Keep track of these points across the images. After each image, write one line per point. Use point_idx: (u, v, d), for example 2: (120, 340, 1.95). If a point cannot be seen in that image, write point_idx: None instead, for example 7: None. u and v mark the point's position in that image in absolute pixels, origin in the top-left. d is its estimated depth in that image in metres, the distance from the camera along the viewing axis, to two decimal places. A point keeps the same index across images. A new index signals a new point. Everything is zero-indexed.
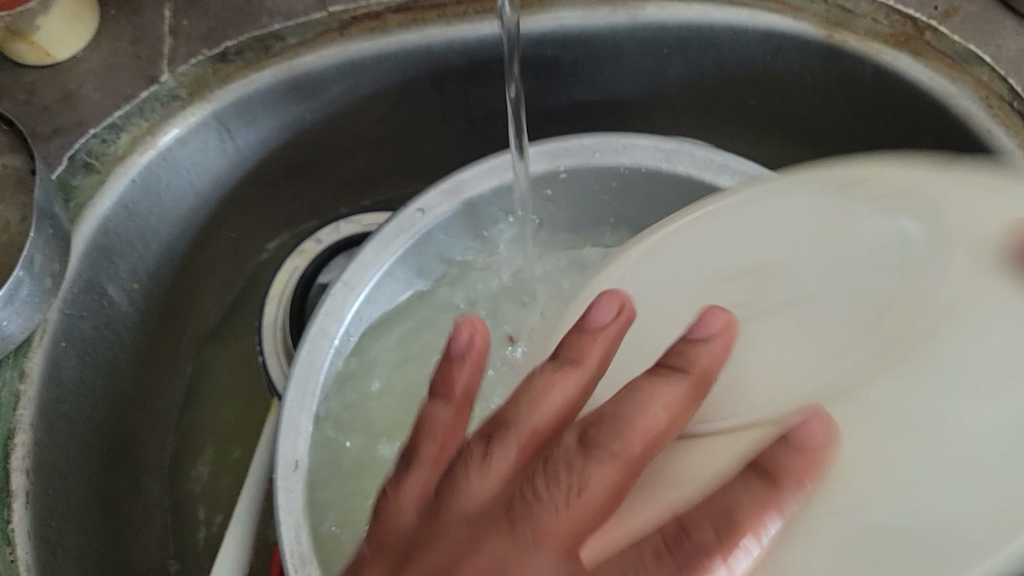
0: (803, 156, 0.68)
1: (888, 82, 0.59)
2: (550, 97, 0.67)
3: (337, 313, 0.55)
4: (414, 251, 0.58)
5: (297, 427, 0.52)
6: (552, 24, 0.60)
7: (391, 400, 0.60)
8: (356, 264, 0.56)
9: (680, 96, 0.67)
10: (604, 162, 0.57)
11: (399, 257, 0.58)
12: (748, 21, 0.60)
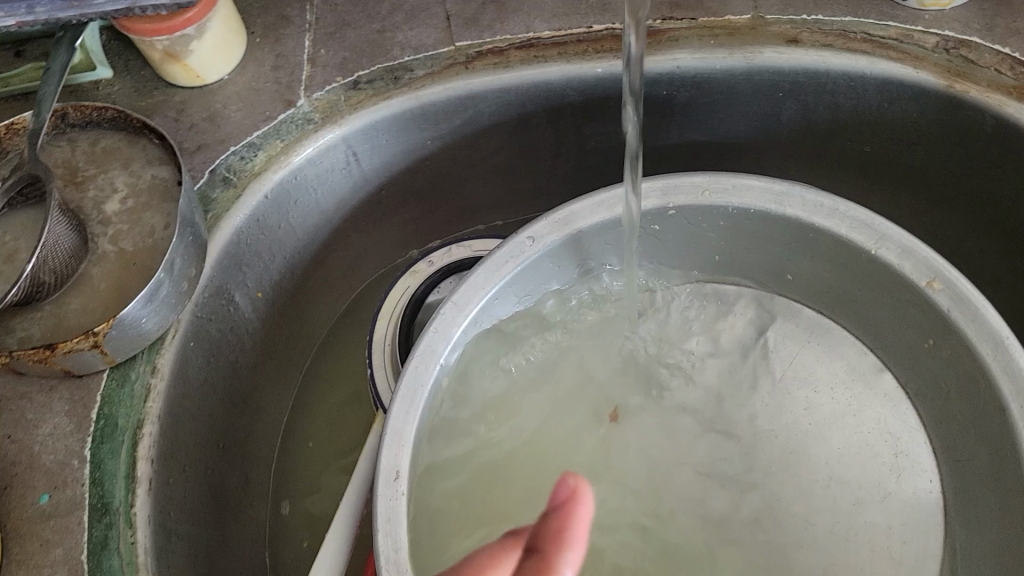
0: (913, 206, 0.68)
1: (1009, 135, 0.58)
2: (660, 136, 0.68)
3: (446, 332, 0.58)
4: (522, 278, 0.60)
5: (403, 438, 0.54)
6: (670, 64, 0.62)
7: (490, 421, 0.62)
8: (466, 287, 0.58)
9: (791, 140, 0.68)
10: (715, 203, 0.58)
11: (507, 283, 0.60)
12: (867, 70, 0.60)
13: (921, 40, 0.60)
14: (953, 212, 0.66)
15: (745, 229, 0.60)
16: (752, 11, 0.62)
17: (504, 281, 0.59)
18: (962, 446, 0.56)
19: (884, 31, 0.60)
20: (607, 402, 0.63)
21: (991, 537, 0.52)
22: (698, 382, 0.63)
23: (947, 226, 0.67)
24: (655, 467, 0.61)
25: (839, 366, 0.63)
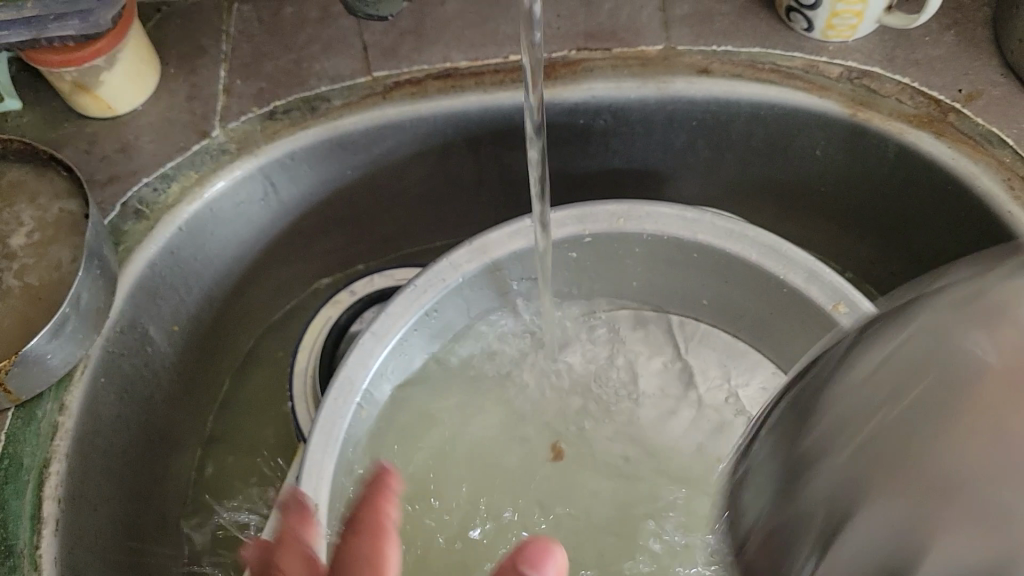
0: (826, 230, 0.71)
1: (910, 161, 0.62)
2: (582, 162, 0.70)
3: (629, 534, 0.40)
4: (404, 346, 0.59)
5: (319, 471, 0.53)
6: (584, 94, 0.64)
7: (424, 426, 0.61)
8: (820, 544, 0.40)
9: (724, 167, 0.70)
10: (708, 243, 0.56)
11: (389, 354, 0.58)
12: (774, 98, 0.63)
13: (826, 70, 0.63)
14: (861, 231, 0.69)
15: (727, 271, 0.58)
16: (663, 42, 0.64)
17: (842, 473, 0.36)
18: None
19: (790, 63, 0.63)
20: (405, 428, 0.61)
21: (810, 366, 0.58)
22: None
23: (858, 249, 0.71)
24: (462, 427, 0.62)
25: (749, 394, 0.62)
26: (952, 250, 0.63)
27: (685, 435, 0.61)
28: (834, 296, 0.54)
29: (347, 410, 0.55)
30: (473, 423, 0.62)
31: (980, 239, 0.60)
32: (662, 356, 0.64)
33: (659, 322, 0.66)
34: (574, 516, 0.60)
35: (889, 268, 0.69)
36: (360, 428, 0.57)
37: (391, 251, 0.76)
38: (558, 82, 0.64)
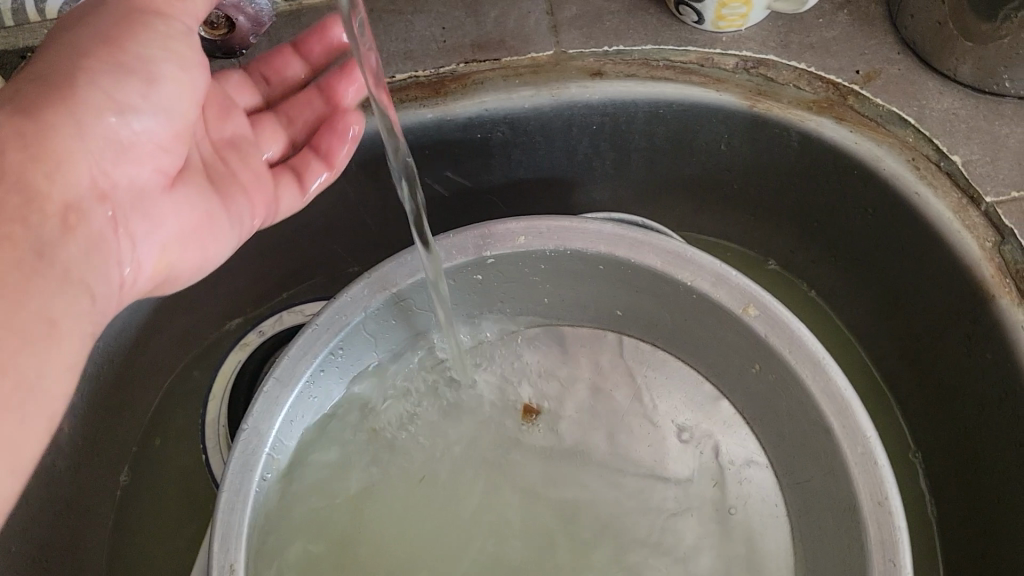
0: (744, 222, 0.70)
1: (814, 148, 0.60)
2: (487, 176, 0.67)
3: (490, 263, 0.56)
4: (310, 388, 0.55)
5: (232, 533, 0.49)
6: (477, 107, 0.62)
7: (341, 471, 0.58)
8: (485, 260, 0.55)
9: (632, 168, 0.68)
10: (613, 254, 0.54)
11: (296, 398, 0.54)
12: (672, 95, 0.61)
13: (721, 62, 0.61)
14: (779, 221, 0.67)
15: (635, 281, 0.56)
16: (554, 46, 0.62)
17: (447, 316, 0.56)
18: (799, 466, 0.54)
19: (685, 57, 0.61)
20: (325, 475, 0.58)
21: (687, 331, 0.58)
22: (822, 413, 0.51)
23: (776, 239, 0.69)
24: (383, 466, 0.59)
25: (676, 400, 0.60)
26: (863, 236, 0.61)
27: (614, 451, 0.59)
28: (741, 298, 0.52)
29: (257, 462, 0.52)
30: (397, 463, 0.59)
31: (895, 223, 0.58)
32: (584, 372, 0.62)
33: (580, 337, 0.63)
34: (506, 548, 0.57)
35: (809, 257, 0.68)
36: (271, 478, 0.53)
37: (299, 287, 0.73)
38: (449, 98, 0.61)
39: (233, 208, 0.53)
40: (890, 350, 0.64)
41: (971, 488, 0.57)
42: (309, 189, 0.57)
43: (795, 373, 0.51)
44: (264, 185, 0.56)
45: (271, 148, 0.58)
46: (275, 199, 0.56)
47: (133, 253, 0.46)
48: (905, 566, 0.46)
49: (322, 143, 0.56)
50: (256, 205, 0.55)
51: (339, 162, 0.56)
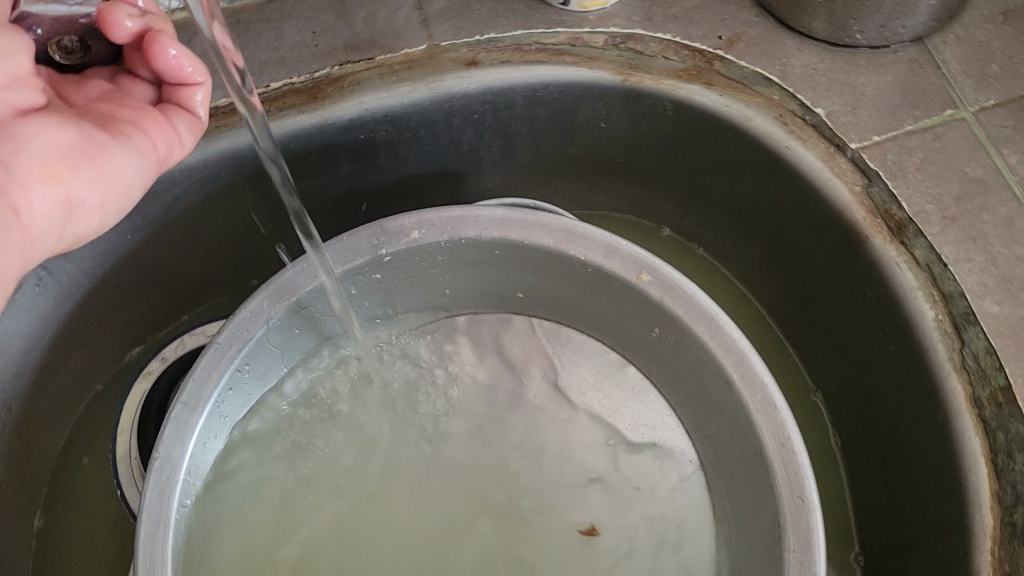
0: (632, 193, 0.71)
1: (688, 114, 0.62)
2: (376, 176, 0.67)
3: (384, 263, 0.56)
4: (219, 408, 0.55)
5: (158, 561, 0.49)
6: (357, 108, 0.61)
7: (262, 487, 0.57)
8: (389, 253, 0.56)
9: (518, 152, 0.69)
10: (506, 237, 0.55)
11: (206, 420, 0.54)
12: (546, 77, 0.62)
13: (590, 40, 0.62)
14: (665, 189, 0.69)
15: (530, 261, 0.57)
16: (426, 40, 0.62)
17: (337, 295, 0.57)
18: (706, 422, 0.56)
19: (555, 39, 0.62)
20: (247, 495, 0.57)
21: (578, 304, 0.60)
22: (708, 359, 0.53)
23: (665, 207, 0.71)
24: (304, 477, 0.58)
25: (585, 372, 0.62)
26: (744, 194, 0.64)
27: (530, 429, 0.60)
28: (633, 264, 0.53)
29: (173, 490, 0.51)
30: (319, 470, 0.59)
31: (771, 178, 0.61)
32: (494, 358, 0.62)
33: (487, 321, 0.64)
34: (439, 535, 0.58)
35: (698, 220, 0.70)
36: (190, 503, 0.53)
37: (196, 309, 0.71)
38: (327, 101, 0.61)
39: (124, 134, 0.50)
40: (783, 300, 0.67)
41: (868, 419, 0.59)
42: (200, 111, 0.53)
43: (692, 331, 0.52)
44: (153, 116, 0.52)
45: (144, 90, 0.54)
46: (171, 129, 0.52)
47: (21, 181, 0.45)
48: (812, 500, 0.48)
49: (160, 67, 0.50)
50: (154, 132, 0.51)
51: (202, 72, 0.52)
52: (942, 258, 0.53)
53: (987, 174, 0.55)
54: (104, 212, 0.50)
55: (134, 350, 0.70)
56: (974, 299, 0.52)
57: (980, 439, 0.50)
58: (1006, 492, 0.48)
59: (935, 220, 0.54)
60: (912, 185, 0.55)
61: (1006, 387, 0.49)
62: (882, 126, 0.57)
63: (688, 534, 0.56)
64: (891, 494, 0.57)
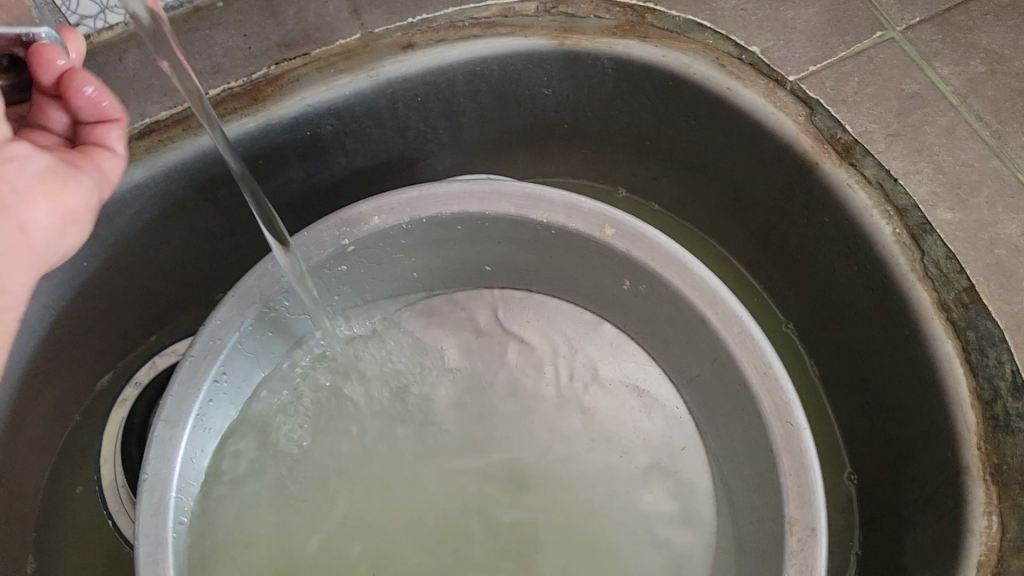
0: (583, 156, 0.72)
1: (627, 69, 0.62)
2: (328, 173, 0.67)
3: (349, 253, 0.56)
4: (201, 422, 0.54)
5: None
6: (300, 105, 0.61)
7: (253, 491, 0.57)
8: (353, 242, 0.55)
9: (466, 131, 0.69)
10: (467, 211, 0.55)
11: (189, 435, 0.53)
12: (484, 51, 0.62)
13: (523, 9, 0.63)
14: (614, 148, 0.70)
15: (494, 232, 0.57)
16: (359, 29, 0.62)
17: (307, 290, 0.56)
18: (688, 365, 0.57)
19: (487, 12, 0.63)
20: (241, 502, 0.56)
21: (545, 268, 0.60)
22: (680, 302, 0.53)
23: (618, 166, 0.72)
24: (296, 478, 0.58)
25: (561, 334, 0.62)
26: (692, 141, 0.65)
27: (515, 399, 0.60)
28: (595, 220, 0.54)
29: (167, 509, 0.51)
30: (309, 469, 0.58)
31: (717, 121, 0.62)
32: (470, 334, 0.63)
33: (457, 299, 0.64)
34: (439, 512, 0.57)
35: (651, 175, 0.71)
36: (185, 522, 0.52)
37: (165, 325, 0.70)
38: (268, 102, 0.61)
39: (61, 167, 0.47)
40: (743, 241, 0.68)
41: (842, 343, 0.61)
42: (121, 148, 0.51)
43: (661, 277, 0.53)
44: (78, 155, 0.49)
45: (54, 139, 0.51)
46: (97, 167, 0.50)
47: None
48: (801, 422, 0.49)
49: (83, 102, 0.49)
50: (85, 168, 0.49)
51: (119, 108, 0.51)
52: (892, 174, 0.54)
53: (923, 88, 0.57)
54: (42, 258, 0.47)
55: (105, 379, 0.69)
56: (928, 208, 0.53)
57: (952, 341, 0.51)
58: (984, 387, 0.49)
59: (881, 138, 0.55)
60: (854, 108, 0.57)
61: (969, 287, 0.51)
62: (817, 56, 0.59)
63: (685, 477, 0.57)
64: (873, 411, 0.59)
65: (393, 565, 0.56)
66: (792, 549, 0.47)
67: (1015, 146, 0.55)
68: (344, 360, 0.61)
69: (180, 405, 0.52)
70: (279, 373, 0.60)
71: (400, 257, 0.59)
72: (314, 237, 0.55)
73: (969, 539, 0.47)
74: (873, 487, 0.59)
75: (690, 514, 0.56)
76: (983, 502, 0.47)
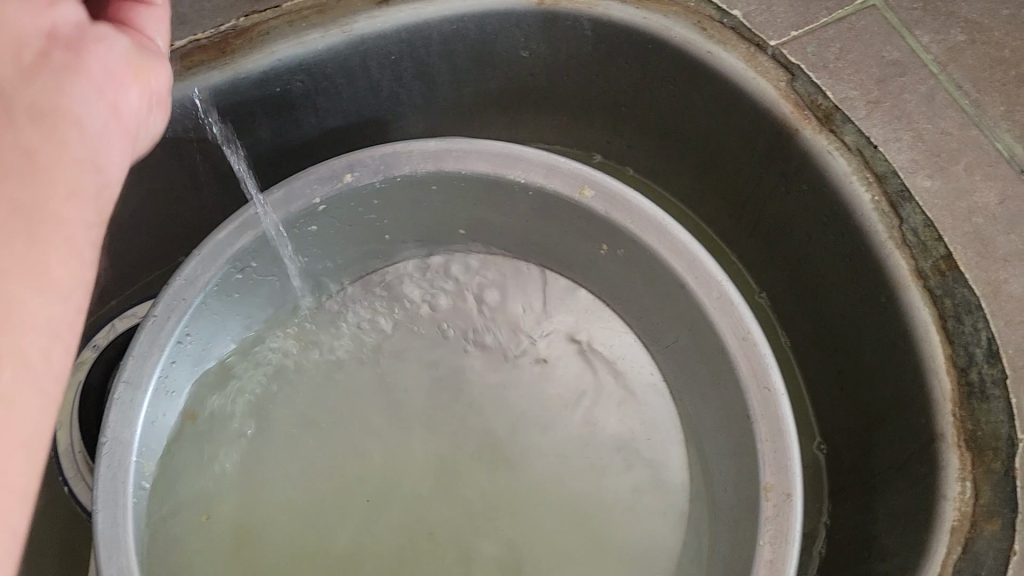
0: (559, 122, 0.71)
1: (607, 31, 0.61)
2: (298, 132, 0.65)
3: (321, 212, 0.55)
4: (164, 384, 0.52)
5: (120, 544, 0.46)
6: (269, 59, 0.59)
7: (216, 458, 0.55)
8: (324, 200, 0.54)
9: (440, 93, 0.67)
10: (442, 170, 0.54)
11: (151, 397, 0.51)
12: (460, 8, 0.60)
13: None
14: (591, 113, 0.69)
15: (469, 193, 0.56)
16: None
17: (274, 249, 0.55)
18: (664, 331, 0.57)
19: None
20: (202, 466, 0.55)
21: (521, 232, 0.59)
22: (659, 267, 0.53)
23: (594, 132, 0.71)
24: (262, 443, 0.56)
25: (536, 299, 0.62)
26: (670, 107, 0.64)
27: (488, 365, 0.59)
28: (573, 181, 0.53)
29: (127, 472, 0.49)
30: (278, 433, 0.57)
31: (694, 86, 0.61)
32: (442, 298, 0.61)
33: (428, 263, 0.63)
34: (408, 479, 0.56)
35: (626, 142, 0.70)
36: (148, 485, 0.50)
37: (127, 286, 0.68)
38: (236, 55, 0.58)
39: None
40: (718, 210, 0.67)
41: (818, 313, 0.61)
42: None
43: (640, 240, 0.52)
44: None
45: None
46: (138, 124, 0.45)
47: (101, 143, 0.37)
48: (779, 388, 0.49)
49: None
50: None
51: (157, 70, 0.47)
52: (872, 141, 0.54)
53: (903, 56, 0.57)
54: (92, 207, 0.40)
55: None
56: (907, 176, 0.53)
57: (929, 308, 0.51)
58: (960, 354, 0.49)
59: (861, 105, 0.55)
60: (835, 75, 0.56)
61: (947, 256, 0.51)
62: (798, 21, 0.58)
63: (659, 445, 0.57)
64: (847, 381, 0.59)
65: (361, 534, 0.54)
66: (768, 515, 0.47)
67: (994, 115, 0.55)
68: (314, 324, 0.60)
69: (142, 364, 0.51)
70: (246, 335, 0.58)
71: (372, 217, 0.57)
72: (285, 194, 0.53)
73: (943, 505, 0.47)
74: (847, 457, 0.59)
75: (663, 482, 0.56)
76: (957, 467, 0.47)
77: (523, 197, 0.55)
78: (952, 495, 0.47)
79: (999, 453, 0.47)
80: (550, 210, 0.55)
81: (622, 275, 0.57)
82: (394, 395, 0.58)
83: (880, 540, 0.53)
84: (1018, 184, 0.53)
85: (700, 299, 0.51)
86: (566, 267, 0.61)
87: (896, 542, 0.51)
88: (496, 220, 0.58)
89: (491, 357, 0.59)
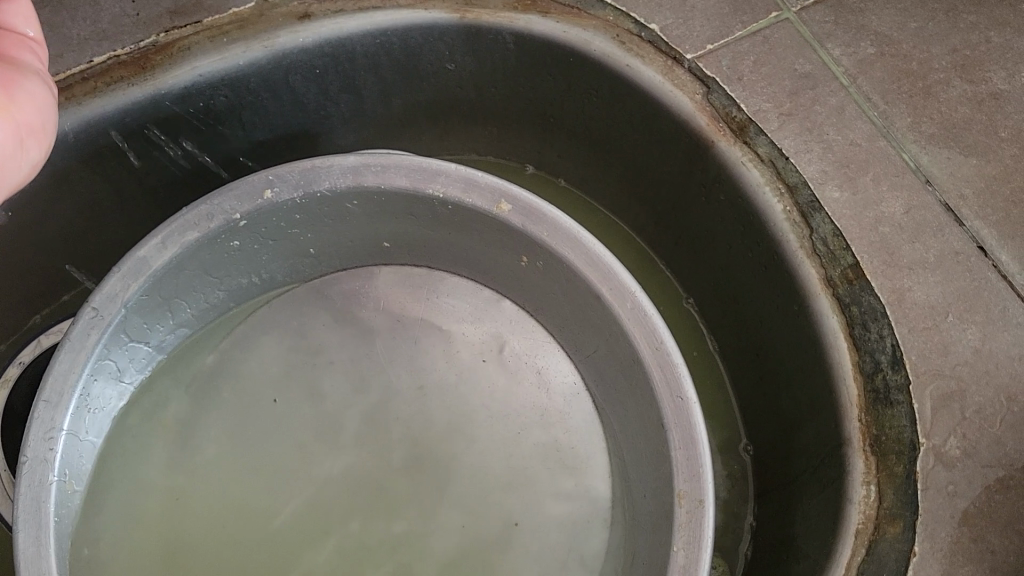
0: (489, 133, 0.72)
1: (529, 45, 0.61)
2: (226, 146, 0.65)
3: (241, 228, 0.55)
4: (85, 401, 0.52)
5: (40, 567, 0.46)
6: (190, 75, 0.59)
7: (139, 474, 0.56)
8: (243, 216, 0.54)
9: (368, 105, 0.68)
10: (362, 184, 0.54)
11: (73, 414, 0.51)
12: (383, 23, 0.61)
13: None
14: (519, 124, 0.70)
15: (390, 207, 0.56)
16: (253, 0, 0.61)
17: (193, 264, 0.55)
18: (584, 341, 0.58)
19: None
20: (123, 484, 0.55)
21: (446, 245, 0.60)
22: (577, 279, 0.54)
23: (524, 143, 0.71)
24: (186, 457, 0.57)
25: (462, 311, 0.62)
26: (593, 118, 0.65)
27: (414, 377, 0.60)
28: (492, 195, 0.53)
29: (48, 493, 0.49)
30: (202, 447, 0.57)
31: (612, 99, 0.62)
32: (369, 310, 0.62)
33: (356, 276, 0.64)
34: (333, 491, 0.56)
35: (555, 152, 0.71)
36: (68, 506, 0.50)
37: (53, 301, 0.68)
38: (157, 71, 0.58)
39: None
40: (644, 219, 0.68)
41: (739, 320, 0.62)
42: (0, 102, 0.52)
43: (557, 252, 0.53)
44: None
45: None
46: None
47: None
48: (691, 397, 0.50)
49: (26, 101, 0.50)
50: None
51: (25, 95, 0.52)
52: (783, 152, 0.55)
53: (815, 68, 0.58)
54: None
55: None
56: (816, 186, 0.54)
57: (838, 316, 0.51)
58: (866, 360, 0.50)
59: (773, 117, 0.57)
60: (748, 88, 0.58)
61: (854, 264, 0.52)
62: (714, 35, 0.60)
63: (581, 452, 0.58)
64: (765, 386, 0.60)
65: (285, 548, 0.54)
66: (681, 521, 0.48)
67: (901, 126, 0.56)
68: (239, 337, 0.61)
69: (60, 384, 0.50)
70: (164, 352, 0.59)
71: (295, 232, 0.58)
72: (204, 210, 0.53)
73: (850, 509, 0.47)
74: (764, 460, 0.60)
75: (585, 488, 0.57)
76: (863, 471, 0.47)
77: (443, 211, 0.55)
78: (858, 500, 0.47)
79: (901, 457, 0.48)
80: (470, 223, 0.56)
81: (543, 286, 0.58)
82: (319, 408, 0.59)
83: (794, 541, 0.54)
84: (922, 194, 0.54)
85: (614, 309, 0.52)
86: (490, 279, 0.62)
87: (807, 547, 0.51)
88: (419, 233, 0.59)
89: (417, 368, 0.60)
